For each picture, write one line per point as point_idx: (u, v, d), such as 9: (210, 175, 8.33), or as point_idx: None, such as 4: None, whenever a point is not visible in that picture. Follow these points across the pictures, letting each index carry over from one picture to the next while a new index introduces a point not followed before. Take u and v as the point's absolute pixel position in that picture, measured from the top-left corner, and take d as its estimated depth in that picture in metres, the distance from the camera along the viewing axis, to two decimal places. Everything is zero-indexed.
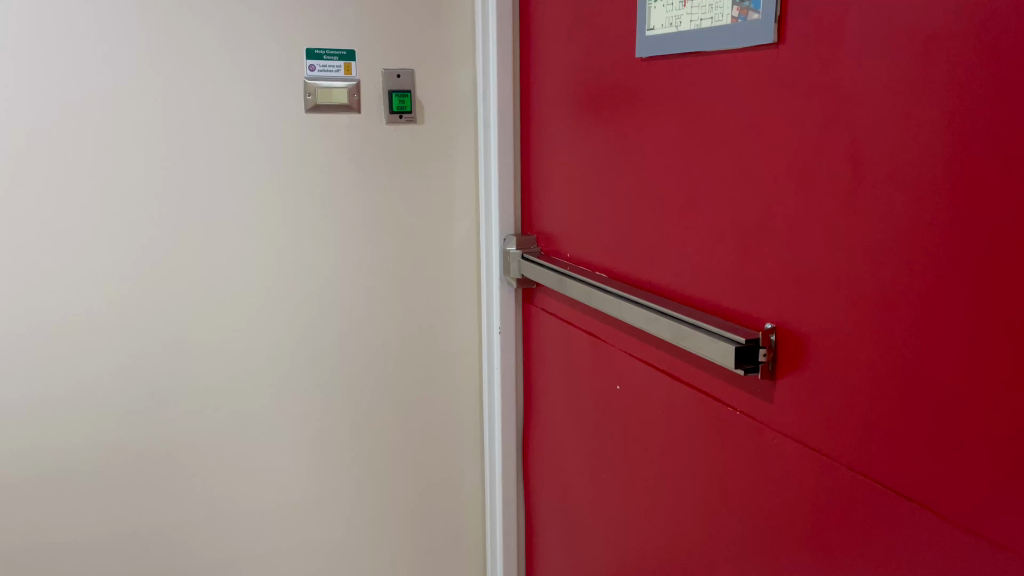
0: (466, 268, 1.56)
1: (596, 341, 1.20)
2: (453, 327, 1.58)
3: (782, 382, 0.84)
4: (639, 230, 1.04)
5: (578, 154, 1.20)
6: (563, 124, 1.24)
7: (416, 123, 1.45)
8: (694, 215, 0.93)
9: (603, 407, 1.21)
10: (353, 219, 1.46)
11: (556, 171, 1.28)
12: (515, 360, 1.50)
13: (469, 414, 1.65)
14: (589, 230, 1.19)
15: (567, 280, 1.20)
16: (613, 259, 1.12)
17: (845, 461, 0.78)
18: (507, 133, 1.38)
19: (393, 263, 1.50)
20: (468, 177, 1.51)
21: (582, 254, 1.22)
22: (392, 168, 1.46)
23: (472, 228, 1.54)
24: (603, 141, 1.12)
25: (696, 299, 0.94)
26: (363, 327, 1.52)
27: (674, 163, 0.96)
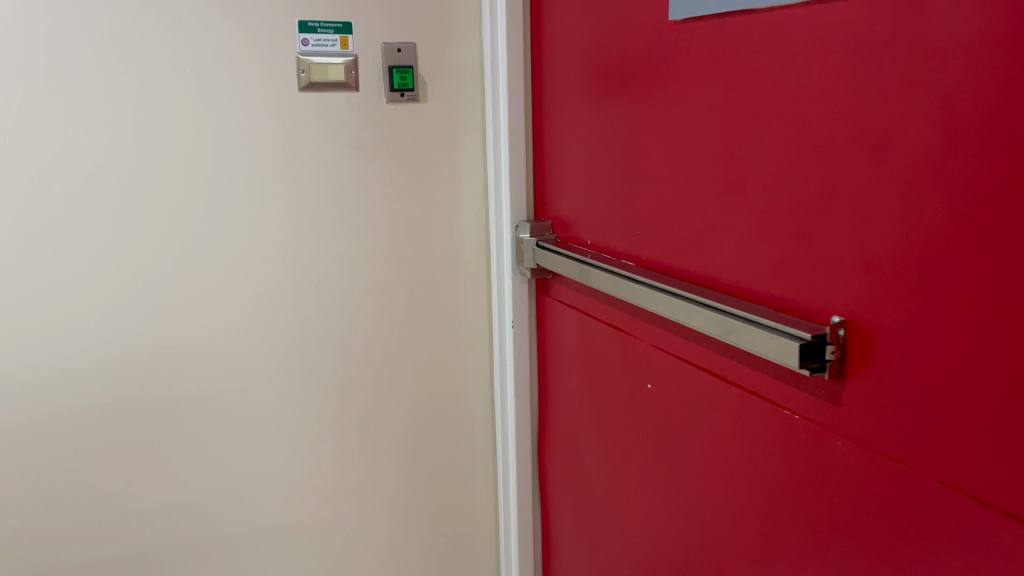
0: (475, 258, 1.46)
1: (620, 336, 1.10)
2: (462, 320, 1.48)
3: (852, 384, 0.72)
4: (672, 214, 0.94)
5: (598, 133, 1.10)
6: (581, 101, 1.13)
7: (418, 102, 1.35)
8: (737, 195, 0.82)
9: (627, 409, 1.10)
10: (354, 207, 1.35)
11: (573, 152, 1.18)
12: (529, 356, 1.40)
13: (480, 412, 1.55)
14: (613, 215, 1.08)
15: (585, 268, 1.09)
16: (641, 245, 1.02)
17: (930, 474, 0.66)
18: (518, 111, 1.27)
19: (396, 254, 1.40)
20: (475, 160, 1.41)
21: (606, 241, 1.11)
22: (393, 151, 1.35)
23: (481, 216, 1.44)
24: (629, 117, 1.01)
25: (740, 289, 0.84)
26: (366, 323, 1.41)
27: (716, 138, 0.85)
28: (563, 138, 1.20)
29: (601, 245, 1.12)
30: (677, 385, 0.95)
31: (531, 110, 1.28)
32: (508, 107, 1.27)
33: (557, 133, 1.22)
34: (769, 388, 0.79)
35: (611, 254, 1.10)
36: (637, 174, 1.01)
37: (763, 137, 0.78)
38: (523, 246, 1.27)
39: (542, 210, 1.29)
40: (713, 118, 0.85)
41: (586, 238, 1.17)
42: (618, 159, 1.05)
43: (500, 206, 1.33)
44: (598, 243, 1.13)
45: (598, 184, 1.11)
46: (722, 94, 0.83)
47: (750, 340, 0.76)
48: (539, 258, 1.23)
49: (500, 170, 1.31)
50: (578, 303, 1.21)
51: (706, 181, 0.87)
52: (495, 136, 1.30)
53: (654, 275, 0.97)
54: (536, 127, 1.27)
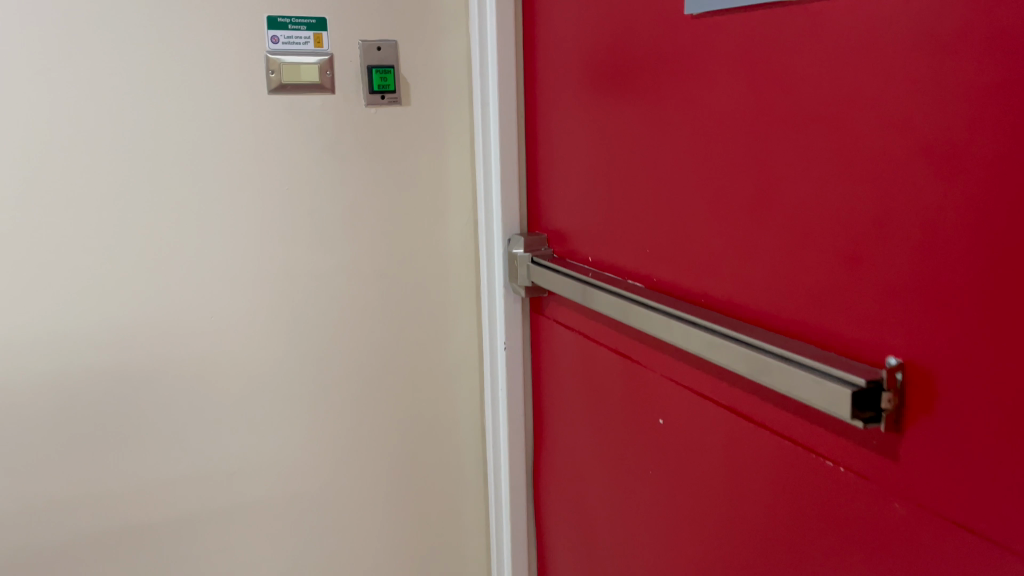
0: (463, 274, 1.35)
1: (626, 363, 0.99)
2: (450, 340, 1.38)
3: (912, 437, 0.60)
4: (691, 233, 0.83)
5: (601, 140, 0.99)
6: (580, 105, 1.03)
7: (400, 105, 1.24)
8: (770, 213, 0.72)
9: (632, 444, 0.99)
10: (332, 220, 1.24)
11: (571, 159, 1.07)
12: (523, 380, 1.30)
13: (469, 438, 1.45)
14: (619, 231, 0.97)
15: (587, 288, 0.98)
16: (653, 266, 0.91)
17: (1013, 550, 0.54)
18: (511, 114, 1.16)
19: (378, 270, 1.29)
20: (461, 167, 1.30)
21: (613, 258, 1.00)
22: (373, 158, 1.24)
23: (469, 228, 1.33)
24: (638, 123, 0.91)
25: (774, 321, 0.73)
26: (346, 347, 1.30)
27: (743, 146, 0.74)
28: (561, 145, 1.09)
29: (606, 263, 1.02)
30: (698, 423, 0.84)
31: (524, 112, 1.17)
32: (500, 111, 1.15)
33: (553, 139, 1.11)
34: (811, 435, 0.69)
35: (618, 274, 0.99)
36: (648, 187, 0.90)
37: (801, 146, 0.67)
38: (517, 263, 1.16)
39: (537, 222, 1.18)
40: (741, 124, 0.74)
41: (588, 254, 1.06)
42: (624, 169, 0.95)
43: (490, 218, 1.20)
44: (602, 260, 1.03)
45: (600, 195, 1.01)
46: (750, 96, 0.73)
47: (791, 383, 0.65)
48: (536, 276, 1.12)
49: (491, 179, 1.19)
50: (579, 324, 1.11)
51: (732, 196, 0.76)
52: (485, 142, 1.18)
53: (672, 299, 0.86)
54: (530, 132, 1.17)
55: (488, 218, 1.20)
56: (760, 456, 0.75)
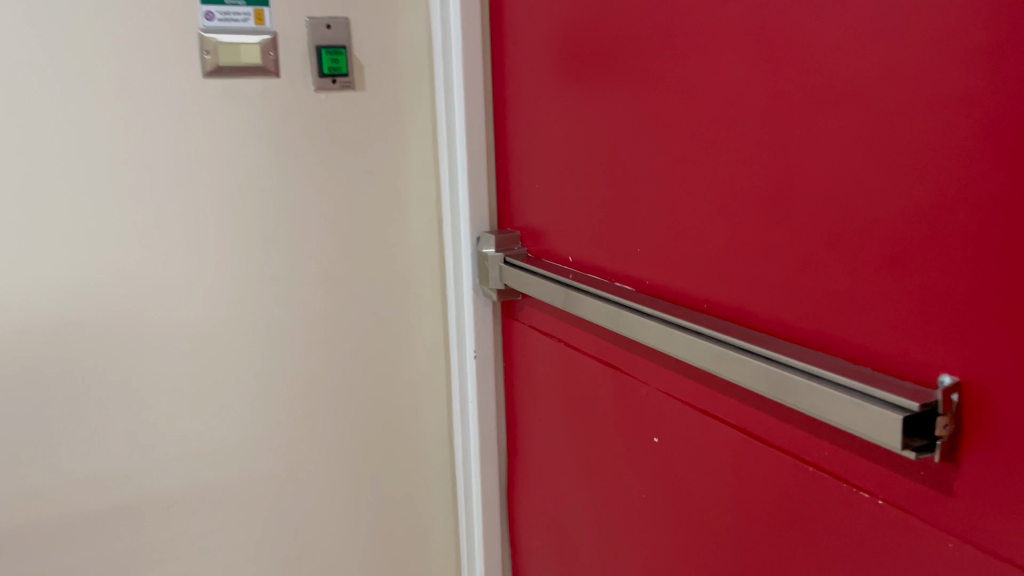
0: (428, 277, 1.22)
1: (616, 377, 0.88)
2: (415, 351, 1.24)
3: (968, 470, 0.52)
4: (698, 233, 0.73)
5: (584, 128, 0.88)
6: (560, 89, 0.91)
7: (354, 90, 1.10)
8: (795, 209, 0.62)
9: (625, 467, 0.89)
10: (277, 220, 1.10)
11: (550, 149, 0.96)
12: (496, 392, 1.18)
13: (438, 458, 1.31)
14: (609, 230, 0.87)
15: (572, 294, 0.87)
16: (651, 268, 0.81)
17: None
18: (478, 101, 1.05)
19: (331, 275, 1.15)
20: (424, 158, 1.17)
21: (602, 260, 0.89)
22: (325, 150, 1.11)
23: (433, 225, 1.20)
24: (631, 108, 0.80)
25: (801, 334, 0.63)
26: (300, 362, 1.16)
27: (761, 132, 0.64)
28: (538, 134, 0.98)
29: (592, 265, 0.91)
30: (704, 445, 0.75)
31: (494, 98, 1.06)
32: (466, 97, 1.04)
33: (528, 128, 1.00)
34: (850, 466, 0.60)
35: (607, 277, 0.88)
36: (643, 181, 0.79)
37: (834, 131, 0.57)
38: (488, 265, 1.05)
39: (511, 219, 1.07)
40: (759, 106, 0.63)
41: (571, 256, 0.95)
42: (614, 160, 0.84)
43: (457, 217, 1.09)
44: (588, 262, 0.92)
45: (584, 190, 0.90)
46: (772, 73, 0.62)
47: (829, 410, 0.56)
48: (512, 279, 1.02)
49: (456, 175, 1.08)
50: (560, 332, 1.00)
51: (747, 190, 0.66)
52: (450, 133, 1.07)
53: (673, 306, 0.76)
54: (501, 119, 1.05)
55: (455, 216, 1.09)
56: (784, 487, 0.66)
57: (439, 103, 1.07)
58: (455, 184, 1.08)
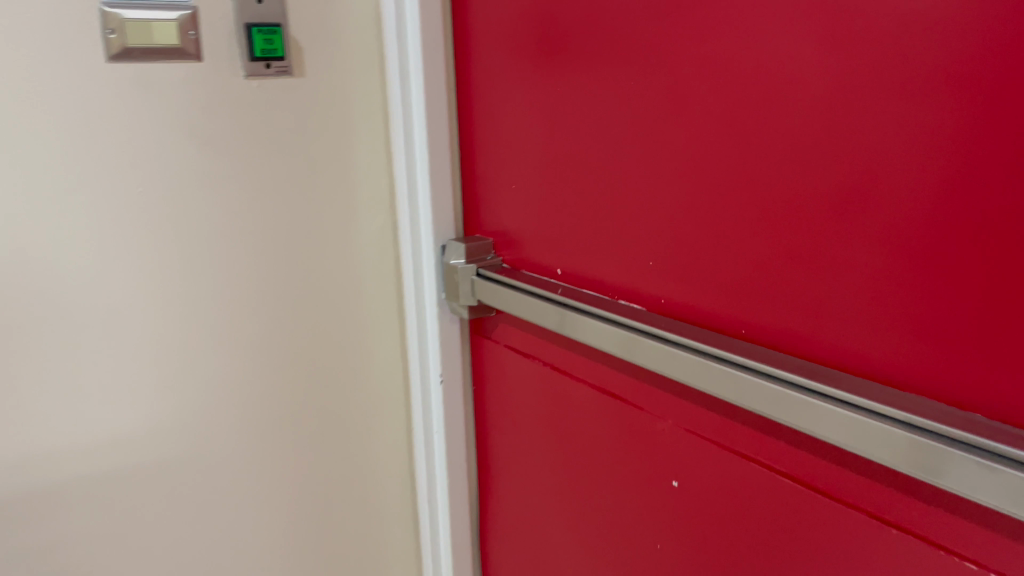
0: (382, 290, 1.07)
1: (615, 408, 0.76)
2: (367, 375, 1.09)
3: None
4: (740, 246, 0.61)
5: (579, 121, 0.75)
6: (549, 75, 0.77)
7: (290, 76, 0.93)
8: (887, 226, 0.50)
9: (623, 510, 0.78)
10: (204, 232, 0.91)
11: (533, 145, 0.82)
12: (466, 422, 1.03)
13: (395, 492, 1.17)
14: (615, 239, 0.74)
15: (572, 314, 0.75)
16: (672, 285, 0.68)
17: None
18: (441, 91, 0.91)
19: (270, 293, 0.98)
20: (373, 155, 1.01)
21: (602, 274, 0.76)
22: (259, 147, 0.93)
23: (387, 230, 1.05)
24: (649, 94, 0.66)
25: (885, 374, 0.52)
26: (235, 398, 0.98)
27: (840, 130, 0.52)
28: (517, 128, 0.84)
29: (588, 278, 0.78)
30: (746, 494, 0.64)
31: (457, 87, 0.92)
32: (426, 87, 0.89)
33: (502, 121, 0.86)
34: (944, 532, 0.50)
35: (609, 293, 0.76)
36: (665, 181, 0.66)
37: (956, 135, 0.46)
38: (455, 280, 0.91)
39: (482, 226, 0.93)
40: (838, 99, 0.51)
41: (559, 268, 0.82)
42: (623, 157, 0.70)
43: (417, 227, 0.94)
44: (583, 276, 0.79)
45: (579, 193, 0.77)
46: (859, 56, 0.50)
47: (963, 479, 0.45)
48: (486, 294, 0.87)
49: (419, 177, 0.93)
50: (539, 354, 0.87)
51: (812, 200, 0.54)
52: (407, 127, 0.91)
53: (702, 331, 0.65)
54: (467, 111, 0.91)
55: (413, 226, 0.94)
56: (854, 551, 0.56)
57: (392, 92, 0.92)
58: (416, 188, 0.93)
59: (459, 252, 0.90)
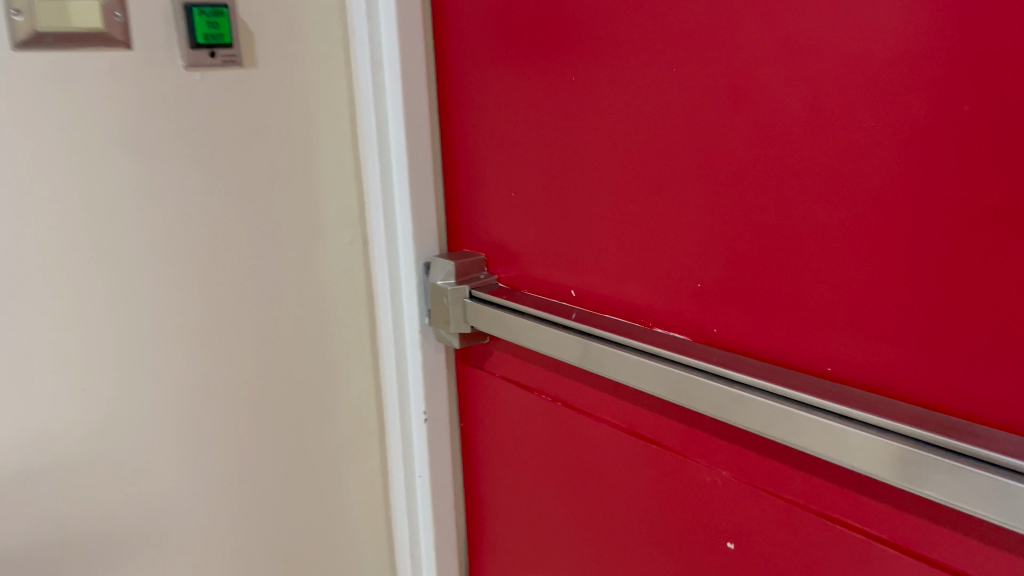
0: (351, 315, 0.94)
1: (651, 456, 0.64)
2: (337, 412, 0.96)
3: None
4: (812, 266, 0.51)
5: (598, 118, 0.63)
6: (558, 64, 0.65)
7: (239, 67, 0.79)
8: (936, 237, 0.44)
9: (640, 560, 0.68)
10: (139, 255, 0.76)
11: (536, 147, 0.70)
12: (454, 463, 0.90)
13: (369, 540, 1.03)
14: (649, 256, 0.62)
15: (595, 344, 0.63)
16: (727, 310, 0.57)
17: None
18: (421, 86, 0.78)
19: (224, 324, 0.83)
20: (338, 161, 0.88)
21: (631, 296, 0.65)
22: (206, 153, 0.78)
23: (356, 247, 0.92)
24: (697, 85, 0.55)
25: (950, 403, 0.46)
26: (185, 452, 0.83)
27: (872, 131, 0.46)
28: (516, 126, 0.71)
29: (613, 302, 0.67)
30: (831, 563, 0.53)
31: (439, 82, 0.79)
32: (404, 81, 0.76)
33: (497, 119, 0.73)
34: None
35: (643, 318, 0.64)
36: (719, 188, 0.55)
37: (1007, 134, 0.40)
38: (444, 305, 0.78)
39: (471, 241, 0.80)
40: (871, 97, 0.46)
41: (574, 290, 0.70)
42: (659, 159, 0.59)
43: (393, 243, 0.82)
44: (607, 299, 0.67)
45: (600, 202, 0.65)
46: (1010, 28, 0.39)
47: (1020, 514, 0.40)
48: (485, 321, 0.74)
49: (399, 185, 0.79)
50: (546, 389, 0.74)
51: (843, 210, 0.48)
52: (382, 128, 0.78)
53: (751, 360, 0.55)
54: (452, 110, 0.79)
55: (389, 243, 0.81)
56: None
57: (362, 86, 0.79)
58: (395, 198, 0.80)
59: (448, 272, 0.77)
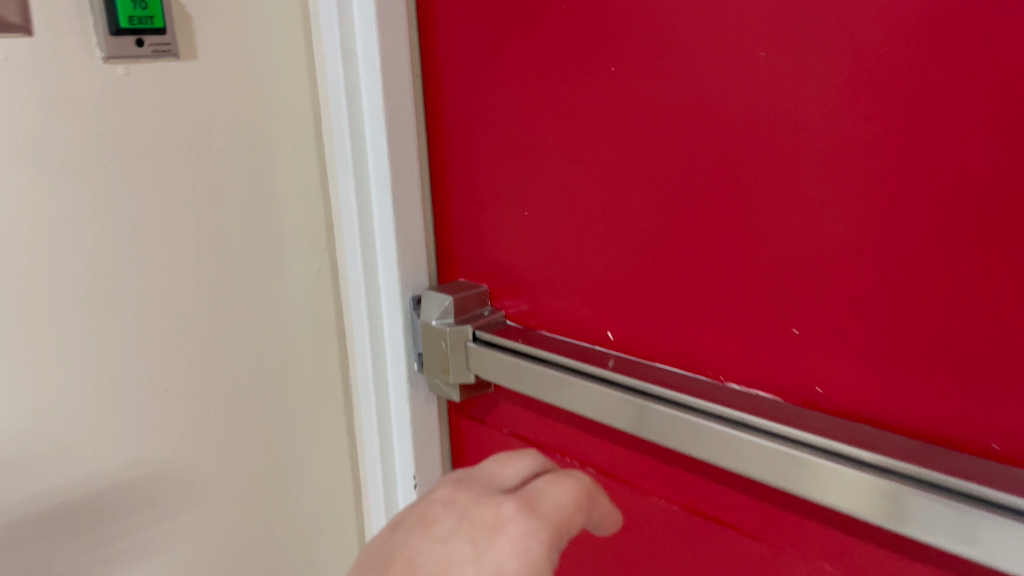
0: (318, 362, 0.77)
1: (731, 545, 0.50)
2: (304, 480, 0.78)
3: None
4: (986, 317, 0.37)
5: (641, 117, 0.49)
6: (598, 51, 0.50)
7: (176, 58, 0.61)
8: (983, 254, 0.36)
9: None
10: (49, 307, 0.57)
11: (559, 156, 0.55)
12: None
13: None
14: (715, 295, 0.48)
15: (654, 407, 0.49)
16: (847, 370, 0.43)
17: None
18: (405, 81, 0.63)
19: (169, 386, 0.65)
20: (301, 175, 0.71)
21: (690, 344, 0.51)
22: (138, 171, 0.60)
23: (324, 280, 0.75)
24: (789, 72, 0.41)
25: None
26: (116, 551, 0.65)
27: (901, 127, 0.38)
28: (530, 128, 0.57)
29: (662, 348, 0.52)
30: None
31: (427, 75, 0.64)
32: (385, 76, 0.62)
33: (503, 122, 0.59)
34: None
35: (710, 370, 0.50)
36: (823, 210, 0.41)
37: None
38: (441, 350, 0.63)
39: (467, 268, 0.66)
40: (897, 86, 0.37)
41: (607, 332, 0.56)
42: (738, 171, 0.45)
43: (373, 273, 0.67)
44: (655, 344, 0.53)
45: (629, 222, 0.52)
46: None
47: None
48: (497, 371, 0.60)
49: (382, 204, 0.64)
50: (576, 453, 0.60)
51: (863, 223, 0.40)
52: (357, 134, 0.64)
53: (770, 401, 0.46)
54: (442, 111, 0.64)
55: (369, 272, 0.67)
56: None
57: (333, 82, 0.64)
58: (377, 219, 0.65)
59: (444, 310, 0.63)
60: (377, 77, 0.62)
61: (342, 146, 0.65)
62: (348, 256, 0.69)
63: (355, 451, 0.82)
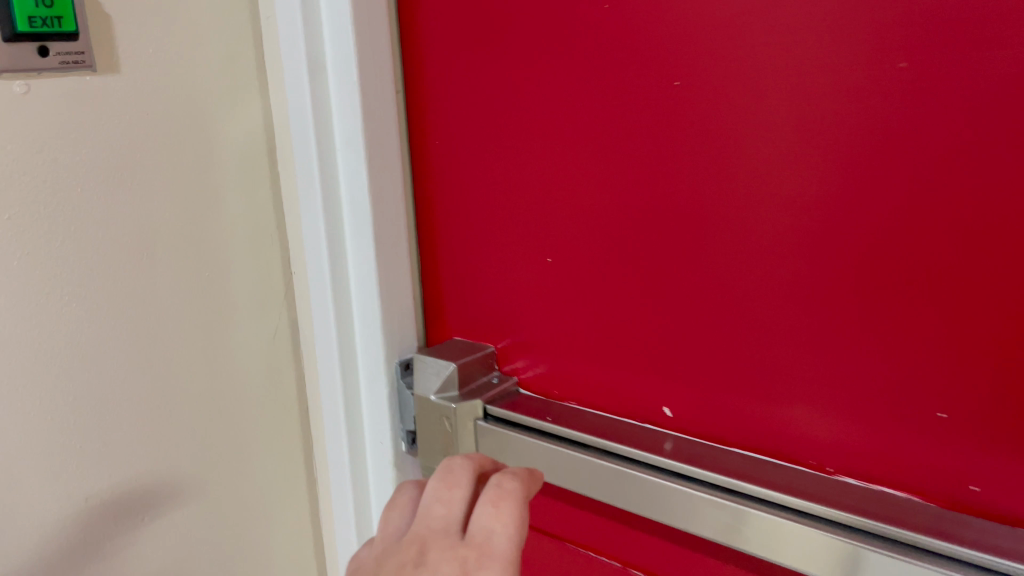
0: (280, 435, 0.63)
1: None
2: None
3: None
4: None
5: (696, 147, 0.40)
6: (657, 62, 0.40)
7: (93, 72, 0.46)
8: None
9: None
10: None
11: (596, 194, 0.45)
12: None
13: None
14: (823, 367, 0.38)
15: (763, 514, 0.38)
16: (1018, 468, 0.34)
17: None
18: (386, 101, 0.51)
19: (95, 497, 0.50)
20: (250, 215, 0.58)
21: (788, 427, 0.41)
22: (42, 222, 0.45)
23: (284, 333, 0.62)
24: (913, 98, 0.33)
25: None
26: None
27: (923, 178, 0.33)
28: (556, 159, 0.46)
29: (746, 430, 0.42)
30: None
31: (410, 93, 0.53)
32: (364, 94, 0.50)
33: (516, 151, 0.48)
34: None
35: (816, 459, 0.40)
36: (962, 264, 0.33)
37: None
38: (446, 430, 0.51)
39: (464, 324, 0.55)
40: (921, 132, 0.33)
41: (665, 407, 0.45)
42: (868, 217, 0.35)
43: (350, 334, 0.55)
44: (737, 426, 0.43)
45: (641, 273, 0.44)
46: None
47: None
48: (527, 456, 0.48)
49: (358, 249, 0.53)
50: (622, 552, 0.49)
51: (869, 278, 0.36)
52: (328, 165, 0.52)
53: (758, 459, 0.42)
54: (429, 136, 0.53)
55: (344, 333, 0.55)
56: None
57: (296, 103, 0.51)
58: (355, 269, 0.53)
59: (449, 381, 0.51)
60: (356, 96, 0.50)
61: (307, 180, 0.53)
62: (318, 315, 0.55)
63: (324, 543, 0.69)
